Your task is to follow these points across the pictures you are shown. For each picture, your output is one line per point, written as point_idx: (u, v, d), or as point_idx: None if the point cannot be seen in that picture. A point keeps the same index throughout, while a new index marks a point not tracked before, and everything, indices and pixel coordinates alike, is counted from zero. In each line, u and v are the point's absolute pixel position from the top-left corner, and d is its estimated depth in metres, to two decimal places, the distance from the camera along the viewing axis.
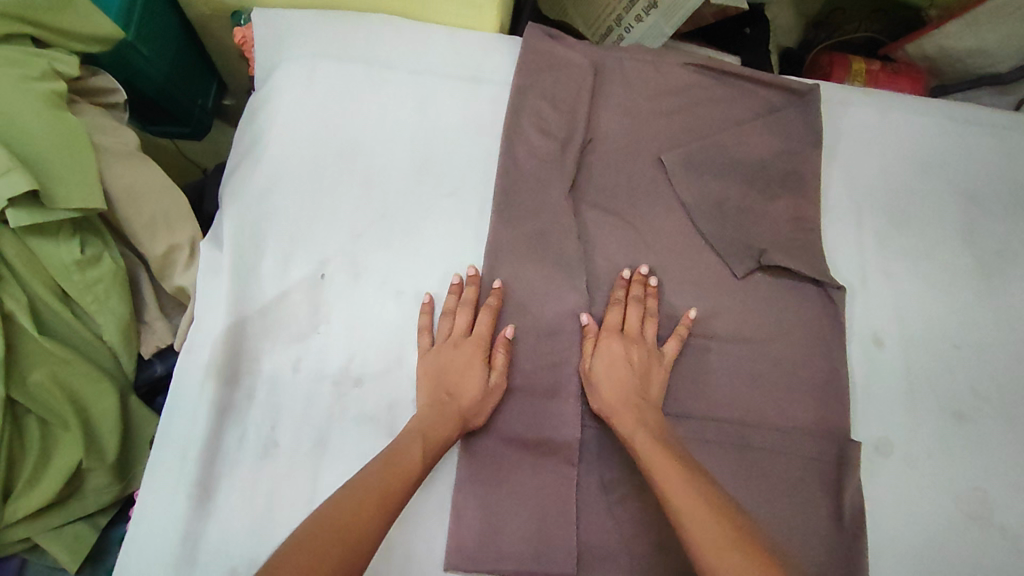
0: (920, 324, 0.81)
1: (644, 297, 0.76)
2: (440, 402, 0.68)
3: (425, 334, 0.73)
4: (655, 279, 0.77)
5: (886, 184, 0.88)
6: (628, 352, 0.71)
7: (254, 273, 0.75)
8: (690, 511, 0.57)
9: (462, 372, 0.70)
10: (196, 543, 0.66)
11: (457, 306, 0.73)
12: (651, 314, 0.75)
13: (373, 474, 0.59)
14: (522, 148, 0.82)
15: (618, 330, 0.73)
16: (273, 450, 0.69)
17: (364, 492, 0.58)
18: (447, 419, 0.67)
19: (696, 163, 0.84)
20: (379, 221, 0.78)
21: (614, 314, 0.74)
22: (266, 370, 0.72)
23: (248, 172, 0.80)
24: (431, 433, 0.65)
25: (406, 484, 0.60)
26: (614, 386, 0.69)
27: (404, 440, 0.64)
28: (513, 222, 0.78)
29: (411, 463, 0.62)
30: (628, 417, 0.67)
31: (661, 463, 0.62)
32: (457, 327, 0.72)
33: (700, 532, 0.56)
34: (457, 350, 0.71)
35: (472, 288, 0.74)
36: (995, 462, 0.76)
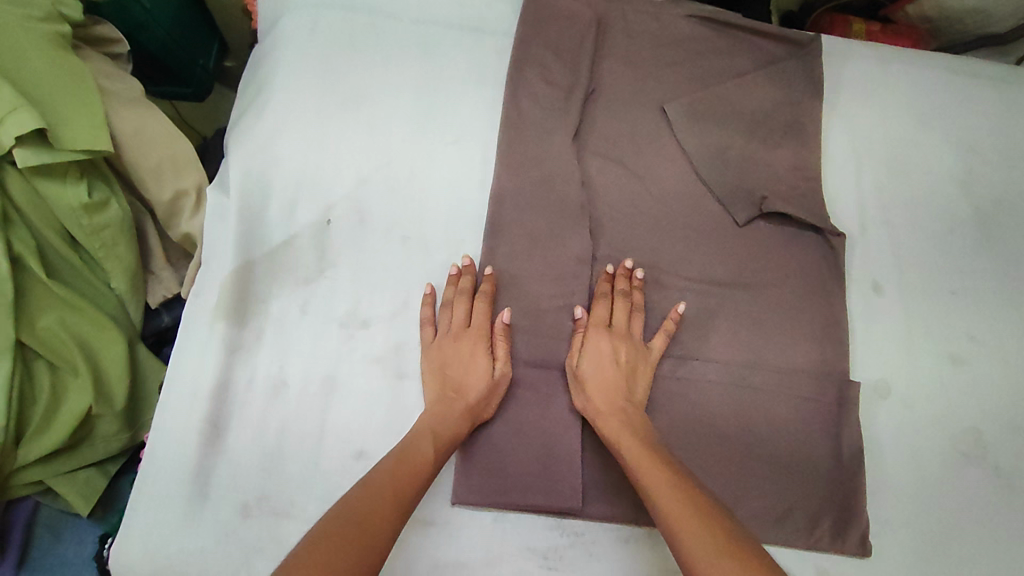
0: (918, 271, 0.82)
1: (629, 291, 0.74)
2: (448, 399, 0.67)
3: (428, 327, 0.71)
4: (639, 272, 0.75)
5: (886, 136, 0.89)
6: (615, 352, 0.70)
7: (261, 218, 0.76)
8: (677, 516, 0.57)
9: (465, 366, 0.69)
10: (207, 479, 0.67)
11: (455, 297, 0.72)
12: (636, 309, 0.74)
13: (384, 470, 0.60)
14: (526, 97, 0.82)
15: (605, 328, 0.72)
16: (283, 390, 0.70)
17: (377, 490, 0.58)
18: (455, 417, 0.66)
19: (699, 112, 0.84)
20: (384, 167, 0.79)
21: (599, 311, 0.73)
22: (274, 313, 0.73)
23: (254, 119, 0.80)
24: (442, 429, 0.65)
25: (417, 483, 0.60)
26: (599, 389, 0.68)
27: (413, 439, 0.64)
28: (518, 169, 0.79)
29: (423, 458, 0.62)
30: (611, 420, 0.67)
31: (646, 468, 0.61)
32: (457, 319, 0.71)
33: (691, 539, 0.54)
34: (459, 342, 0.70)
35: (469, 276, 0.72)
36: (990, 404, 0.77)
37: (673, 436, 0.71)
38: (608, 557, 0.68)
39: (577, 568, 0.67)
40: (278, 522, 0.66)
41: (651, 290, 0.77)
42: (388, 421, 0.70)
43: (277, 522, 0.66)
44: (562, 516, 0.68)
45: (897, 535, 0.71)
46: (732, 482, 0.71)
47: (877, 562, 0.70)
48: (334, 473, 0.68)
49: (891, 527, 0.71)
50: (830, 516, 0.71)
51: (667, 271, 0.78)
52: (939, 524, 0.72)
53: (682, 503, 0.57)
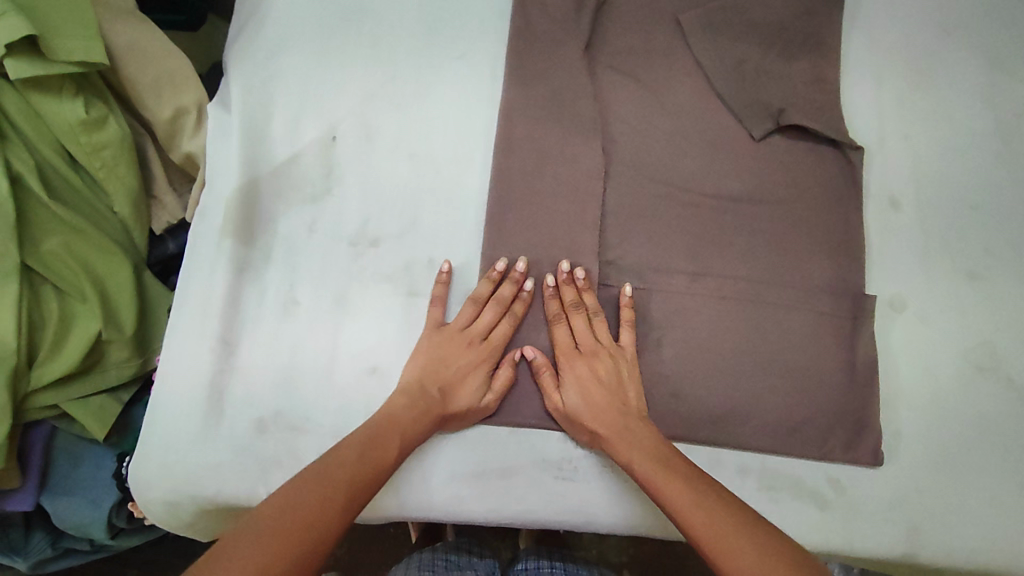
0: (936, 185, 0.80)
1: (579, 298, 0.70)
2: (431, 399, 0.64)
3: (438, 308, 0.69)
4: (580, 270, 0.70)
5: (909, 46, 0.85)
6: (594, 371, 0.67)
7: (265, 136, 0.74)
8: (708, 533, 0.55)
9: (461, 375, 0.66)
10: (222, 395, 0.67)
11: (489, 301, 0.69)
12: (595, 312, 0.70)
13: (339, 463, 0.57)
14: (535, 7, 0.79)
15: (575, 352, 0.68)
16: (294, 308, 0.69)
17: (328, 482, 0.55)
18: (427, 421, 0.63)
19: (714, 23, 0.81)
20: (389, 82, 0.77)
21: (561, 335, 0.69)
22: (281, 232, 0.71)
23: (253, 32, 0.78)
24: (412, 428, 0.62)
25: (373, 479, 0.58)
26: (595, 417, 0.65)
27: (381, 429, 0.61)
28: (527, 83, 0.77)
29: (387, 457, 0.60)
30: (620, 443, 0.64)
31: (672, 491, 0.59)
32: (476, 327, 0.68)
33: (726, 552, 0.54)
34: (467, 349, 0.67)
35: (511, 285, 0.69)
36: (1006, 317, 0.76)
37: (686, 352, 0.71)
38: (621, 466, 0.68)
39: (590, 479, 0.68)
40: (295, 436, 0.66)
41: (664, 207, 0.75)
42: (400, 338, 0.69)
43: (292, 436, 0.66)
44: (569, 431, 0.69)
45: (909, 443, 0.72)
46: (744, 398, 0.71)
47: (886, 469, 0.71)
48: (348, 389, 0.67)
49: (903, 437, 0.72)
50: (843, 428, 0.71)
51: (681, 188, 0.76)
52: (950, 435, 0.72)
53: (715, 516, 0.56)
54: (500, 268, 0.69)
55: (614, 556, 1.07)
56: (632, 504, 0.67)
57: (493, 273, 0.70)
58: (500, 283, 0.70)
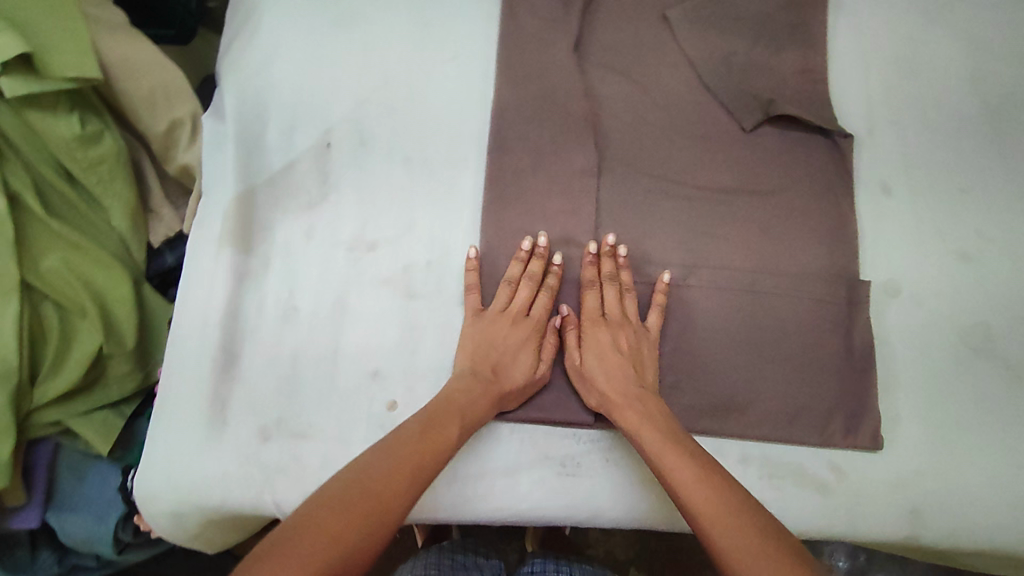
0: (925, 170, 0.81)
1: (616, 272, 0.72)
2: (484, 378, 0.66)
3: (473, 295, 0.70)
4: (622, 249, 0.72)
5: (894, 33, 0.86)
6: (615, 341, 0.68)
7: (260, 145, 0.74)
8: (711, 518, 0.55)
9: (513, 353, 0.67)
10: (225, 405, 0.66)
11: (522, 278, 0.70)
12: (625, 289, 0.71)
13: (403, 443, 0.58)
14: (524, 9, 0.81)
15: (599, 318, 0.70)
16: (294, 315, 0.69)
17: (393, 461, 0.56)
18: (488, 400, 0.64)
19: (701, 18, 0.82)
20: (381, 89, 0.78)
21: (590, 300, 0.70)
22: (279, 239, 0.71)
23: (245, 42, 0.79)
24: (470, 411, 0.63)
25: (435, 460, 0.58)
26: (608, 381, 0.67)
27: (443, 410, 0.62)
28: (518, 84, 0.78)
29: (446, 436, 0.60)
30: (628, 411, 0.65)
31: (682, 476, 0.59)
32: (516, 304, 0.69)
33: (725, 537, 0.53)
34: (514, 328, 0.68)
35: (540, 262, 0.71)
36: (999, 297, 0.77)
37: (679, 344, 0.72)
38: (623, 461, 0.68)
39: (593, 473, 0.68)
40: (299, 443, 0.65)
41: (658, 201, 0.76)
42: (401, 342, 0.69)
43: (295, 443, 0.65)
44: (577, 428, 0.69)
45: (909, 427, 0.72)
46: (744, 386, 0.71)
47: (886, 453, 0.71)
48: (351, 394, 0.67)
49: (901, 421, 0.72)
50: (843, 413, 0.71)
51: (674, 182, 0.77)
52: (949, 417, 0.73)
53: (723, 501, 0.56)
54: (526, 247, 0.71)
55: (622, 554, 1.07)
56: (643, 503, 0.68)
57: (521, 252, 0.71)
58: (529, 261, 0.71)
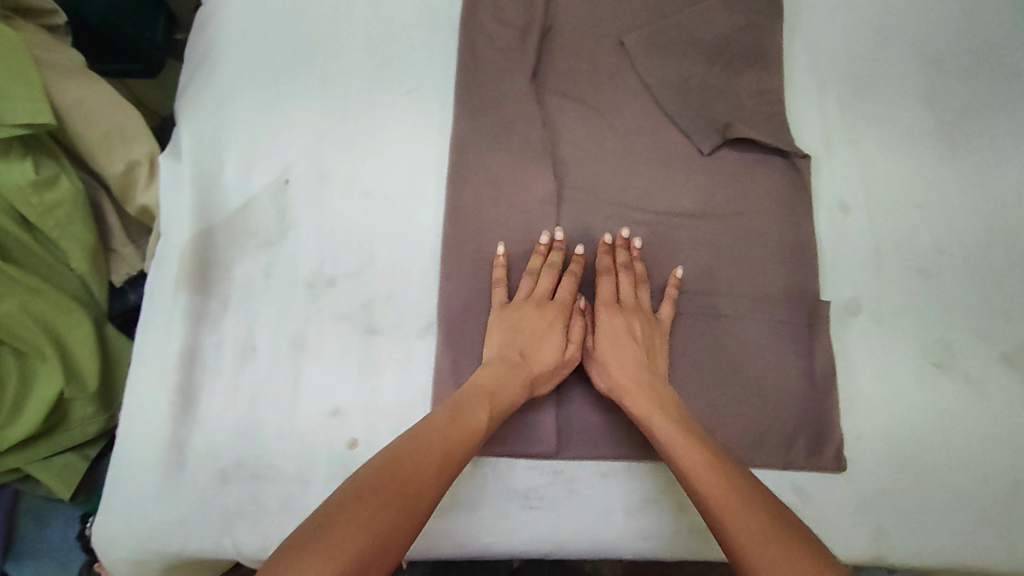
0: (884, 187, 0.82)
1: (630, 262, 0.72)
2: (512, 362, 0.66)
3: (501, 289, 0.70)
4: (637, 241, 0.73)
5: (849, 52, 0.87)
6: (630, 328, 0.69)
7: (218, 183, 0.74)
8: (721, 501, 0.56)
9: (538, 336, 0.68)
10: (183, 449, 0.66)
11: (543, 268, 0.71)
12: (640, 280, 0.72)
13: (436, 428, 0.58)
14: (481, 39, 0.81)
15: (615, 305, 0.70)
16: (253, 354, 0.69)
17: (425, 447, 0.56)
18: (516, 383, 0.64)
19: (658, 42, 0.83)
20: (339, 123, 0.78)
21: (605, 288, 0.71)
22: (238, 278, 0.71)
23: (204, 84, 0.79)
24: (498, 395, 0.63)
25: (467, 446, 0.58)
26: (620, 368, 0.67)
27: (471, 397, 0.62)
28: (476, 114, 0.78)
29: (475, 421, 0.60)
30: (641, 398, 0.65)
31: (694, 462, 0.60)
32: (539, 290, 0.70)
33: (734, 522, 0.54)
34: (539, 312, 0.69)
35: (559, 255, 0.72)
36: (958, 312, 0.78)
37: None
38: (587, 492, 0.68)
39: (559, 505, 0.67)
40: (258, 485, 0.65)
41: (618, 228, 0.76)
42: (362, 379, 0.69)
43: (254, 485, 0.65)
44: (539, 459, 0.68)
45: (872, 446, 0.72)
46: (707, 412, 0.71)
47: (850, 474, 0.71)
48: (311, 433, 0.67)
49: (864, 441, 0.72)
50: (804, 435, 0.71)
51: (634, 207, 0.77)
52: (911, 434, 0.73)
53: (737, 487, 0.57)
54: (545, 241, 0.72)
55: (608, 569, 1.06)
56: (609, 537, 0.68)
57: (539, 246, 0.72)
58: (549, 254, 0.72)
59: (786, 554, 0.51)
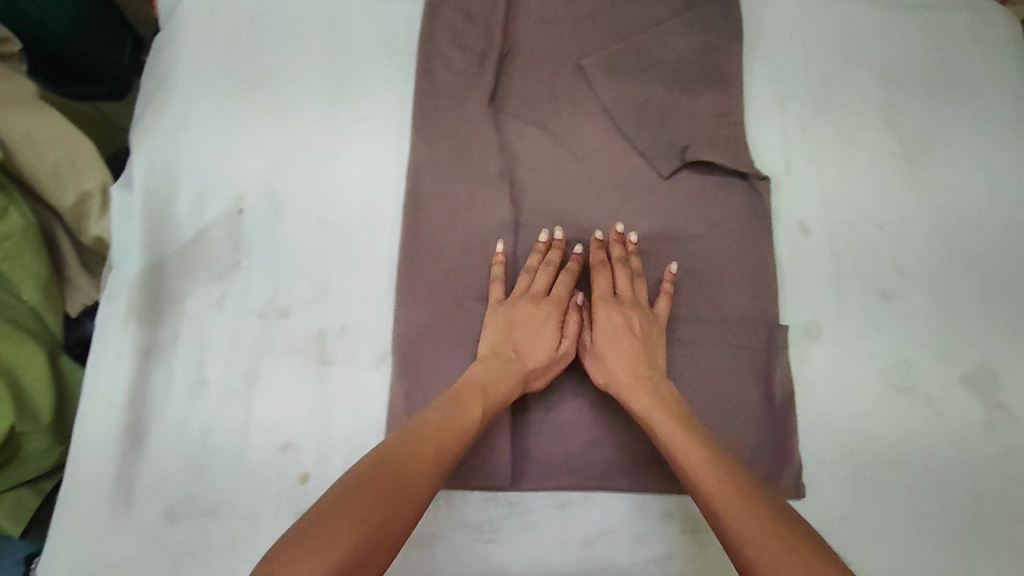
0: (844, 208, 0.82)
1: (626, 256, 0.73)
2: (506, 358, 0.66)
3: (497, 286, 0.71)
4: (632, 237, 0.74)
5: (809, 72, 0.87)
6: (627, 321, 0.69)
7: (170, 214, 0.74)
8: (719, 493, 0.55)
9: (533, 331, 0.68)
10: (130, 486, 0.65)
11: (540, 265, 0.72)
12: (636, 275, 0.73)
13: (429, 425, 0.58)
14: (438, 64, 0.81)
15: (612, 299, 0.71)
16: (204, 388, 0.69)
17: (417, 443, 0.56)
18: (509, 380, 0.65)
19: (617, 65, 0.83)
20: (294, 150, 0.77)
21: (601, 282, 0.71)
22: (189, 310, 0.71)
23: (158, 111, 0.79)
24: (492, 390, 0.63)
25: (461, 441, 0.58)
26: (618, 360, 0.67)
27: (464, 394, 0.62)
28: (433, 141, 0.78)
29: (469, 417, 0.60)
30: (638, 391, 0.65)
31: (691, 456, 0.59)
32: (536, 287, 0.70)
33: (732, 513, 0.53)
34: (536, 308, 0.69)
35: (558, 252, 0.72)
36: (918, 334, 0.77)
37: (603, 399, 0.71)
38: (543, 524, 0.68)
39: (514, 538, 0.67)
40: (206, 522, 0.64)
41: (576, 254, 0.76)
42: (315, 411, 0.69)
43: (202, 522, 0.64)
44: (495, 490, 0.68)
45: (832, 472, 0.72)
46: None
47: (810, 500, 0.71)
48: (261, 468, 0.66)
49: (824, 466, 0.72)
50: (764, 461, 0.71)
51: (592, 232, 0.77)
52: (872, 459, 0.73)
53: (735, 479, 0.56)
54: (543, 239, 0.73)
55: None
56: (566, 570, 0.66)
57: (539, 243, 0.73)
58: (547, 252, 0.73)
59: (784, 551, 0.50)
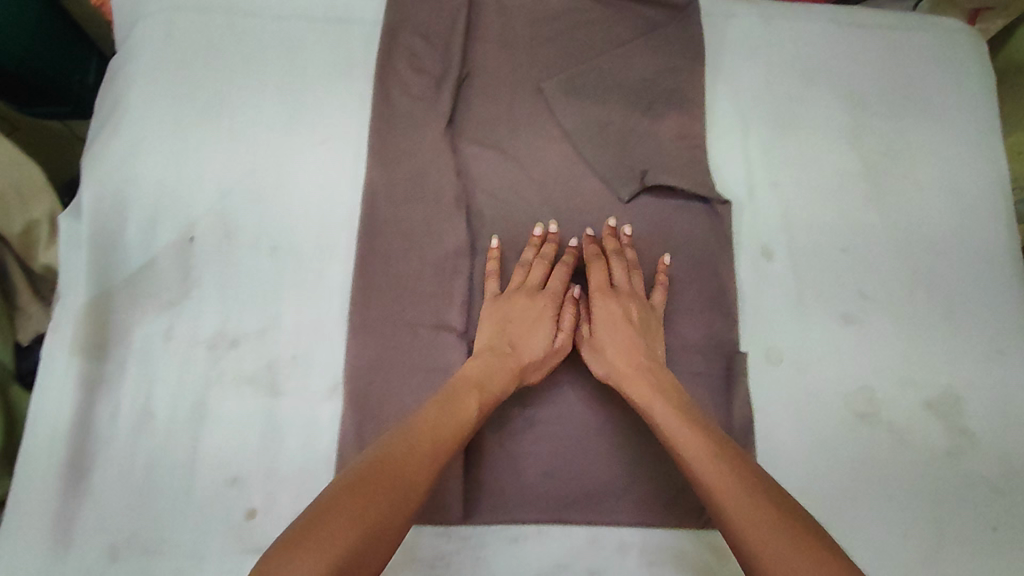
0: (807, 231, 0.81)
1: (621, 249, 0.74)
2: (503, 352, 0.66)
3: (493, 281, 0.72)
4: (626, 229, 0.75)
5: (772, 93, 0.87)
6: (626, 311, 0.70)
7: (120, 243, 0.73)
8: (724, 487, 0.55)
9: (530, 324, 0.69)
10: (71, 524, 0.64)
11: (535, 259, 0.73)
12: (632, 266, 0.74)
13: (426, 421, 0.57)
14: (396, 88, 0.80)
15: (610, 290, 0.72)
16: (150, 421, 0.67)
17: (413, 439, 0.55)
18: (507, 371, 0.65)
19: (578, 88, 0.82)
20: (248, 175, 0.76)
21: (599, 274, 0.72)
22: (137, 341, 0.70)
23: (109, 136, 0.78)
24: (489, 384, 0.63)
25: (457, 437, 0.58)
26: (619, 350, 0.68)
27: (460, 388, 0.62)
28: (389, 166, 0.77)
29: (466, 411, 0.60)
30: (639, 381, 0.65)
31: (694, 451, 0.59)
32: (531, 280, 0.71)
33: (735, 507, 0.54)
34: (532, 300, 0.70)
35: (551, 247, 0.73)
36: (881, 360, 0.77)
37: (558, 428, 0.70)
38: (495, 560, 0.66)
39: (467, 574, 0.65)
40: (148, 561, 0.63)
41: None
42: (264, 445, 0.67)
43: (145, 561, 0.63)
44: (448, 523, 0.67)
45: None
46: (621, 471, 0.69)
47: None
48: (208, 504, 0.65)
49: None
50: None
51: None
52: (833, 488, 0.71)
53: (737, 473, 0.56)
54: (538, 233, 0.74)
55: None
56: None
57: (533, 238, 0.73)
58: (541, 247, 0.74)
59: (787, 542, 0.50)
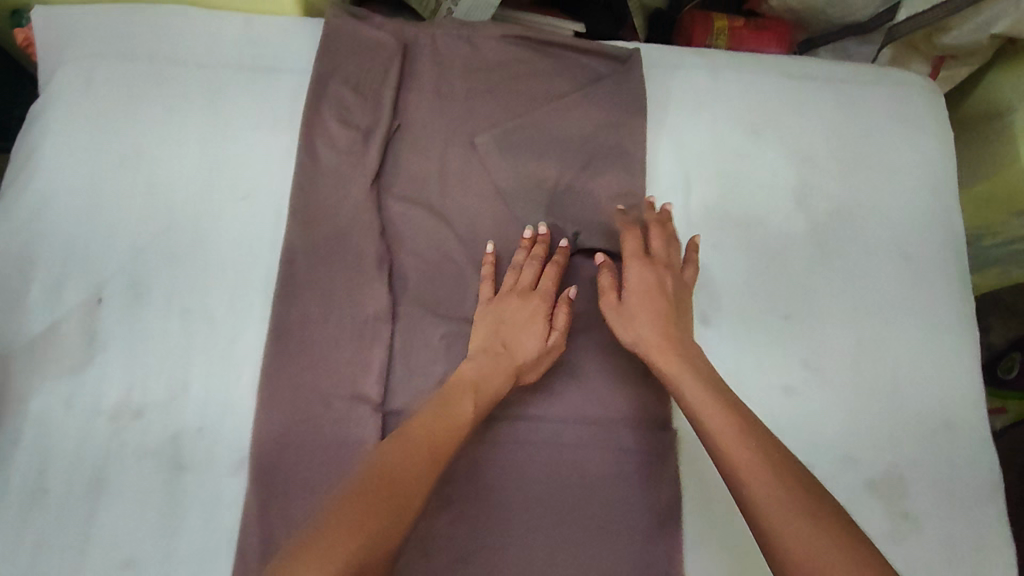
0: (748, 295, 0.78)
1: (659, 220, 0.75)
2: (496, 352, 0.67)
3: (487, 284, 0.72)
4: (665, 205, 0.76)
5: (717, 149, 0.84)
6: (661, 279, 0.71)
7: (22, 306, 0.70)
8: (751, 469, 0.55)
9: (520, 327, 0.69)
10: None
11: (526, 261, 0.73)
12: (670, 236, 0.74)
13: (422, 424, 0.59)
14: (322, 142, 0.77)
15: (645, 257, 0.72)
16: (43, 497, 0.64)
17: (411, 443, 0.57)
18: (500, 372, 0.66)
19: (513, 143, 0.80)
20: (164, 232, 0.73)
21: (632, 243, 0.73)
22: (35, 410, 0.67)
23: (20, 190, 0.75)
24: (483, 383, 0.65)
25: (456, 437, 0.60)
26: (648, 318, 0.68)
27: (460, 386, 0.64)
28: (312, 225, 0.74)
29: (463, 412, 0.62)
30: (667, 350, 0.66)
31: (720, 427, 0.58)
32: (523, 281, 0.71)
33: (761, 489, 0.54)
34: (523, 301, 0.70)
35: (542, 248, 0.73)
36: (820, 434, 0.73)
37: (476, 506, 0.67)
38: None
39: None
40: None
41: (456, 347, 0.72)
42: (163, 523, 0.64)
43: None
44: None
45: None
46: (541, 554, 0.66)
47: None
48: None
49: None
50: None
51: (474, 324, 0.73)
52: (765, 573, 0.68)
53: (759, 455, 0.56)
54: (528, 236, 0.74)
55: None
56: None
57: (523, 240, 0.74)
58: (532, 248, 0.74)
59: (806, 528, 0.51)
